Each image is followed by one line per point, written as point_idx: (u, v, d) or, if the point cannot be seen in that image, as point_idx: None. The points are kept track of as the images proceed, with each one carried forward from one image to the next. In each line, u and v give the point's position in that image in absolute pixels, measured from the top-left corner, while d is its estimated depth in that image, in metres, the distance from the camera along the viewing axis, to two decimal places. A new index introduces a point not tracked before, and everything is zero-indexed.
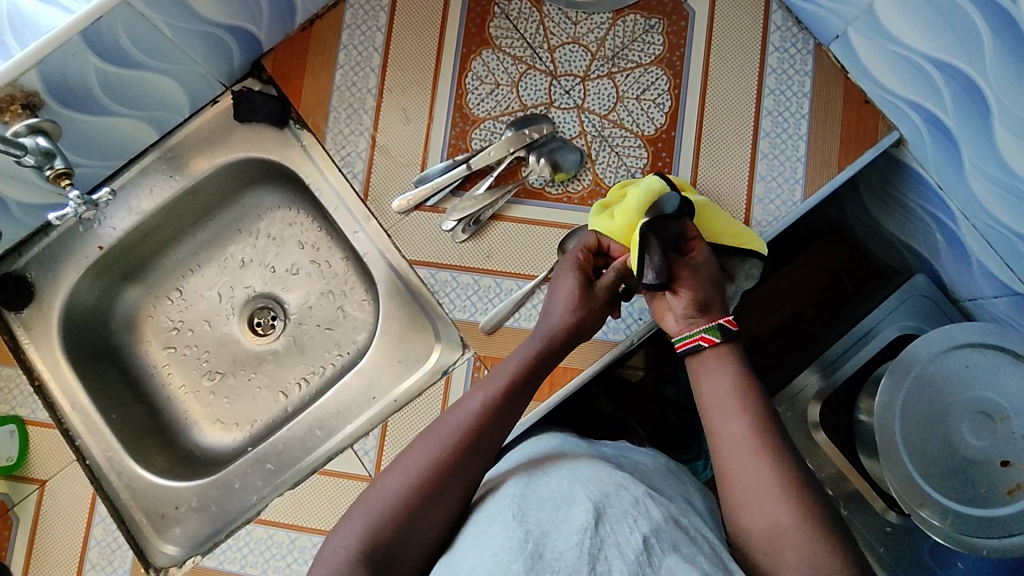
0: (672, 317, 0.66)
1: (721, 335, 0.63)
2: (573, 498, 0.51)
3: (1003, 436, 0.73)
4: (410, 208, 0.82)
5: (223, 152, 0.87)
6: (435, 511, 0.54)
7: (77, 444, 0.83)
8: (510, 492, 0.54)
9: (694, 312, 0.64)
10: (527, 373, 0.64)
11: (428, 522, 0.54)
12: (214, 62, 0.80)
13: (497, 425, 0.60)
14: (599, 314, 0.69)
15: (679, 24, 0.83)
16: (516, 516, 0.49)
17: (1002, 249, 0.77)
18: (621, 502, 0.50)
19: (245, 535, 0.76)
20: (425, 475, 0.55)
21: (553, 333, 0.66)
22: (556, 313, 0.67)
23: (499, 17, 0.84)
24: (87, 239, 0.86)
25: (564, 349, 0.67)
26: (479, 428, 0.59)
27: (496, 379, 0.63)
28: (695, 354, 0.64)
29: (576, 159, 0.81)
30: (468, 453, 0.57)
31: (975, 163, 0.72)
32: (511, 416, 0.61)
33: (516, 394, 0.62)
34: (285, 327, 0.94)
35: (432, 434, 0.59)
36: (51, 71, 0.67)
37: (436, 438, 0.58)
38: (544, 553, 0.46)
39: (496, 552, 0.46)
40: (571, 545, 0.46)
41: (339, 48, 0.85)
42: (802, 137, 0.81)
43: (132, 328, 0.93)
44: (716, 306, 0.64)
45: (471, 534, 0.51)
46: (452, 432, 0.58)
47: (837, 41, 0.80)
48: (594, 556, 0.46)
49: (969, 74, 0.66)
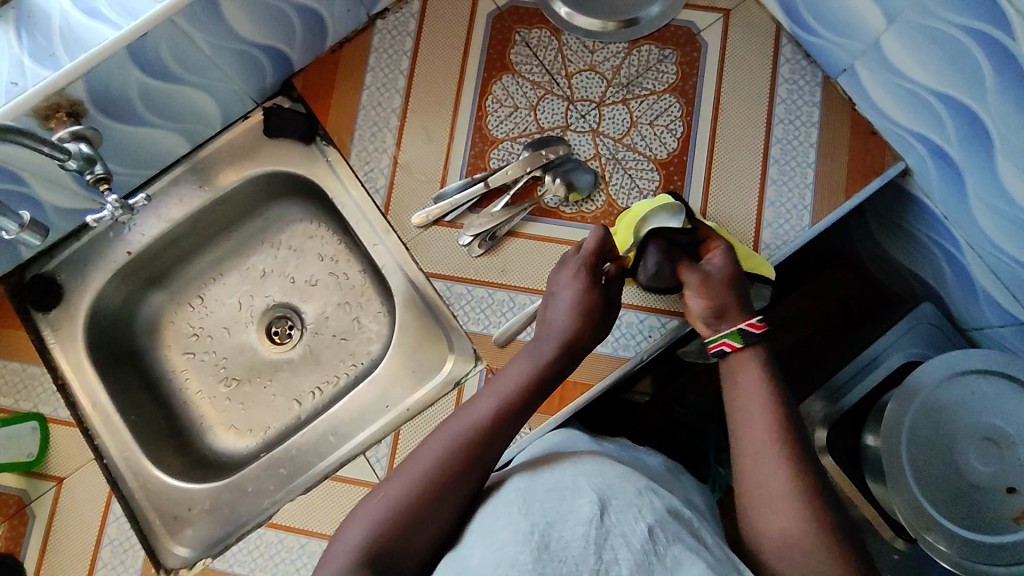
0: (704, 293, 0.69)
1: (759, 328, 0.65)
2: (578, 490, 0.52)
3: (1009, 461, 0.74)
4: (428, 223, 0.85)
5: (251, 165, 0.90)
6: (435, 520, 0.53)
7: (96, 443, 0.85)
8: (514, 486, 0.55)
9: (714, 318, 0.68)
10: (533, 383, 0.63)
11: (428, 531, 0.53)
12: (247, 80, 0.84)
13: (502, 434, 0.59)
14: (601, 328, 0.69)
15: (692, 55, 0.87)
16: (521, 509, 0.50)
17: (1006, 278, 0.79)
18: (626, 495, 0.52)
19: (256, 539, 0.78)
20: (427, 484, 0.55)
21: (557, 344, 0.66)
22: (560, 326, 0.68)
23: (519, 45, 0.88)
24: (116, 244, 0.89)
25: (569, 361, 0.67)
26: (483, 435, 0.58)
27: (500, 387, 0.62)
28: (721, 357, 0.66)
29: (589, 180, 0.84)
30: (470, 462, 0.56)
31: (978, 193, 0.74)
32: (516, 425, 0.60)
33: (522, 405, 0.61)
34: (301, 336, 0.97)
35: (433, 442, 0.58)
36: (96, 82, 0.71)
37: (437, 446, 0.57)
38: (550, 544, 0.46)
39: (503, 545, 0.47)
40: (577, 535, 0.47)
41: (366, 70, 0.89)
42: (810, 165, 0.84)
43: (153, 333, 0.96)
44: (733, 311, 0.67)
45: (475, 529, 0.52)
46: (454, 440, 0.57)
47: (844, 74, 0.83)
48: (600, 546, 0.47)
49: (971, 107, 0.68)
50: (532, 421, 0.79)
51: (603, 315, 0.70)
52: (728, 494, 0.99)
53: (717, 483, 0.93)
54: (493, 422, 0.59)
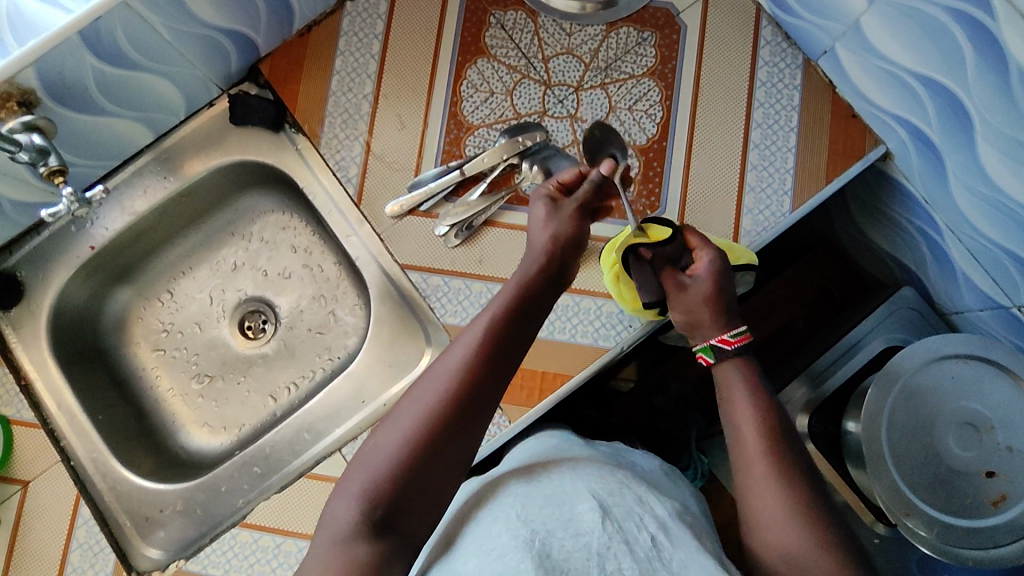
0: (693, 308, 0.66)
1: (736, 339, 0.64)
2: (576, 495, 0.52)
3: (988, 445, 0.75)
4: (403, 213, 0.82)
5: (218, 155, 0.87)
6: (445, 455, 0.52)
7: (63, 445, 0.82)
8: (512, 491, 0.55)
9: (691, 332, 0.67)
10: (517, 306, 0.61)
11: (434, 475, 0.51)
12: (211, 65, 0.81)
13: (497, 360, 0.57)
14: (580, 224, 0.69)
15: (671, 37, 0.85)
16: (519, 515, 0.51)
17: (986, 262, 0.78)
18: (624, 502, 0.52)
19: (230, 539, 0.76)
20: (424, 425, 0.52)
21: (540, 263, 0.65)
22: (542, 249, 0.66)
23: (494, 27, 0.86)
24: (78, 239, 0.85)
25: (556, 282, 0.66)
26: (477, 365, 0.56)
27: (487, 313, 0.60)
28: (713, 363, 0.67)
29: (618, 156, 0.82)
30: (469, 396, 0.54)
31: (960, 177, 0.73)
32: (513, 351, 0.58)
33: (513, 327, 0.59)
34: (275, 331, 0.94)
35: (425, 380, 0.56)
36: (48, 69, 0.67)
37: (431, 382, 0.55)
38: (551, 553, 0.47)
39: (503, 553, 0.47)
40: (579, 546, 0.48)
41: (336, 55, 0.86)
42: (791, 150, 0.82)
43: (121, 330, 0.93)
44: (709, 325, 0.65)
45: (472, 533, 0.52)
46: (446, 376, 0.55)
47: (825, 56, 0.81)
48: (603, 555, 0.47)
49: (952, 90, 0.67)
50: (511, 413, 0.78)
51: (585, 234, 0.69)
52: (711, 482, 0.99)
53: (699, 470, 0.95)
54: (485, 347, 0.57)
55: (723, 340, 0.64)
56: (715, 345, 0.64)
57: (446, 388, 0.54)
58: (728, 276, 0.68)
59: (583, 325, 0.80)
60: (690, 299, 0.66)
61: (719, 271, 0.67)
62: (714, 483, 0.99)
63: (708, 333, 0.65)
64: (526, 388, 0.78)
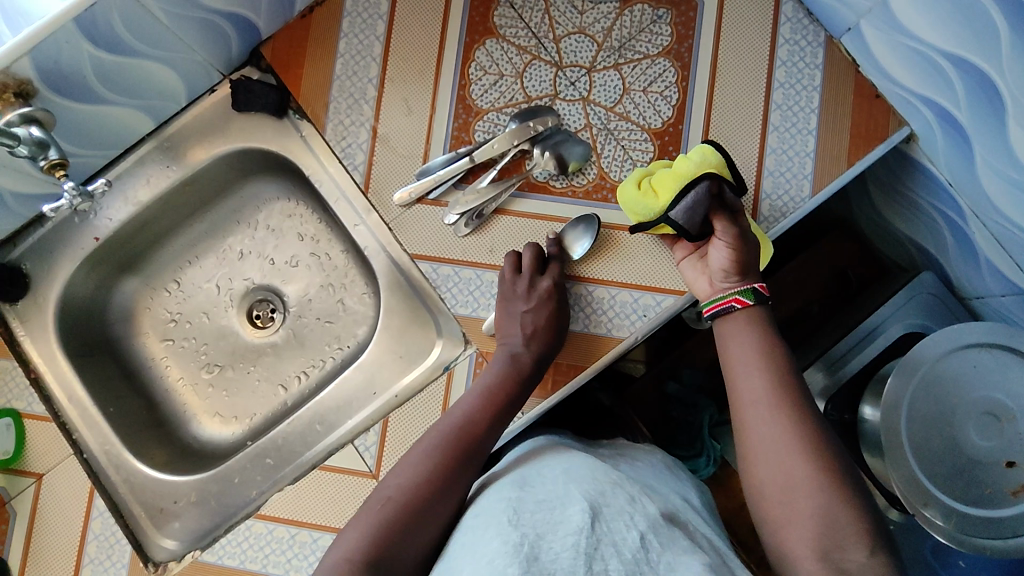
0: (705, 278, 0.71)
1: (753, 298, 0.67)
2: (568, 498, 0.55)
3: (1010, 435, 0.73)
4: (411, 202, 0.81)
5: (222, 142, 0.85)
6: (426, 523, 0.57)
7: (75, 438, 0.82)
8: (505, 493, 0.58)
9: (733, 274, 0.68)
10: (492, 400, 0.70)
11: (414, 540, 0.56)
12: (212, 50, 0.79)
13: (478, 445, 0.65)
14: (558, 326, 0.75)
15: (687, 15, 0.82)
16: (511, 519, 0.53)
17: (1012, 247, 0.76)
18: (617, 501, 0.55)
19: (244, 530, 0.76)
20: (410, 494, 0.58)
21: (515, 360, 0.73)
22: (516, 335, 0.74)
23: (503, 6, 0.82)
24: (82, 230, 0.84)
25: (527, 381, 0.73)
26: (457, 451, 0.63)
27: (460, 412, 0.68)
28: (726, 315, 0.67)
29: (535, 129, 0.79)
30: (448, 476, 0.61)
31: (987, 160, 0.71)
32: (485, 441, 0.66)
33: (494, 415, 0.69)
34: (284, 319, 0.93)
35: (406, 464, 0.63)
36: (44, 58, 0.65)
37: (415, 460, 0.62)
38: (539, 556, 0.49)
39: (492, 558, 0.49)
40: (567, 545, 0.50)
41: (340, 37, 0.83)
42: (812, 132, 0.80)
43: (129, 320, 0.92)
44: (750, 272, 0.68)
45: (459, 541, 0.55)
46: (427, 459, 0.62)
47: (848, 34, 0.78)
48: (591, 555, 0.50)
49: (984, 71, 0.64)
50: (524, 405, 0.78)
51: (560, 319, 0.75)
52: (722, 467, 0.99)
53: (710, 456, 0.96)
54: (467, 431, 0.66)
55: (741, 301, 0.67)
56: (730, 306, 0.67)
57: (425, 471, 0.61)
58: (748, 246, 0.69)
59: (595, 317, 0.78)
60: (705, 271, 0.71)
61: (738, 226, 0.69)
62: (726, 469, 0.99)
63: (751, 279, 0.68)
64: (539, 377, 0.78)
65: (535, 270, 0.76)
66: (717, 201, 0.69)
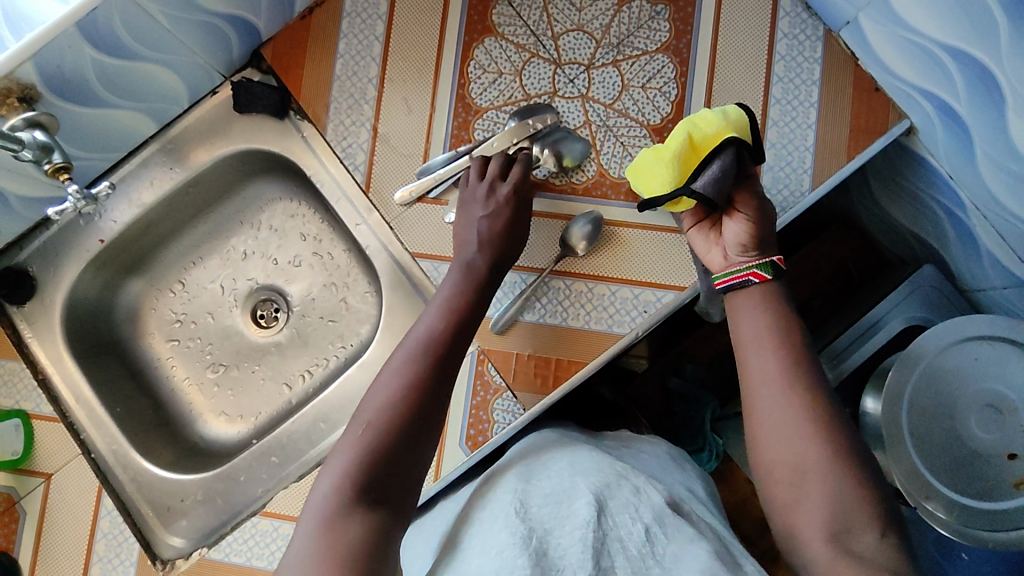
0: (719, 249, 0.68)
1: (772, 272, 0.64)
2: (574, 492, 0.56)
3: (1011, 427, 0.73)
4: (412, 201, 0.81)
5: (224, 143, 0.86)
6: (410, 441, 0.58)
7: (83, 438, 0.83)
8: (512, 486, 0.59)
9: (750, 246, 0.65)
10: (460, 308, 0.70)
11: (405, 459, 0.57)
12: (213, 53, 0.79)
13: (450, 354, 0.65)
14: (513, 232, 0.76)
15: (685, 10, 0.82)
16: (519, 512, 0.54)
17: (1013, 239, 0.76)
18: (622, 494, 0.56)
19: (250, 528, 0.77)
20: (390, 417, 0.59)
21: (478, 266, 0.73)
22: (474, 247, 0.74)
23: (501, 5, 0.83)
24: (87, 233, 0.85)
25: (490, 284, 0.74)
26: (429, 364, 0.63)
27: (427, 325, 0.68)
28: (742, 289, 0.64)
29: (535, 127, 0.79)
30: (423, 389, 0.61)
31: (986, 152, 0.71)
32: (458, 346, 0.67)
33: (462, 322, 0.68)
34: (287, 319, 0.94)
35: (380, 383, 0.62)
36: (47, 63, 0.66)
37: (389, 378, 0.62)
38: (548, 551, 0.51)
39: (501, 550, 0.51)
40: (574, 541, 0.51)
41: (339, 38, 0.83)
42: (811, 126, 0.80)
43: (135, 321, 0.93)
44: (767, 242, 0.66)
45: (472, 533, 0.56)
46: (399, 375, 0.62)
47: (847, 27, 0.78)
48: (598, 551, 0.51)
49: (983, 63, 0.64)
50: (525, 402, 0.78)
51: (514, 229, 0.76)
52: (725, 462, 0.99)
53: (714, 451, 0.95)
54: (437, 341, 0.66)
55: (759, 275, 0.64)
56: (747, 280, 0.64)
57: (400, 390, 0.61)
58: (766, 216, 0.66)
59: (596, 312, 0.78)
60: (722, 241, 0.68)
61: (758, 195, 0.66)
62: (729, 463, 0.99)
63: (768, 252, 0.66)
64: (540, 374, 0.78)
65: (498, 177, 0.77)
66: (740, 170, 0.65)
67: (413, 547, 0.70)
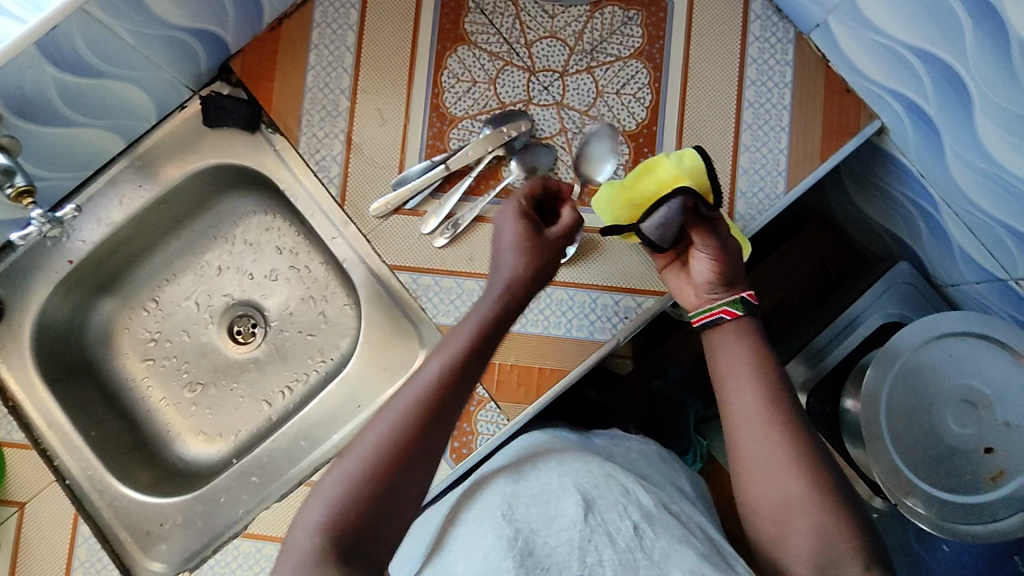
0: (690, 289, 0.71)
1: (741, 308, 0.66)
2: (562, 491, 0.55)
3: (986, 421, 0.74)
4: (388, 211, 0.80)
5: (194, 159, 0.84)
6: (406, 488, 0.53)
7: (56, 464, 0.81)
8: (500, 489, 0.58)
9: (714, 286, 0.68)
10: (480, 338, 0.58)
11: (396, 507, 0.53)
12: (180, 67, 0.78)
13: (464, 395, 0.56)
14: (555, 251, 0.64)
15: (657, 15, 0.82)
16: (505, 514, 0.54)
17: (983, 236, 0.77)
18: (610, 493, 0.55)
19: (233, 550, 0.79)
20: (387, 460, 0.52)
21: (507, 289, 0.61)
22: (504, 263, 0.62)
23: (473, 12, 0.82)
24: (54, 253, 0.83)
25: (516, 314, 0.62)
26: (437, 402, 0.55)
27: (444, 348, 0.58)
28: (713, 326, 0.67)
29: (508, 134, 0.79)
30: (428, 431, 0.54)
31: (955, 150, 0.72)
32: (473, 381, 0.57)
33: (477, 363, 0.57)
34: (265, 334, 0.93)
35: (382, 413, 0.55)
36: (7, 83, 0.64)
37: (392, 414, 0.54)
38: (534, 550, 0.51)
39: (487, 553, 0.50)
40: (561, 541, 0.51)
41: (310, 49, 0.82)
42: (785, 129, 0.80)
43: (108, 342, 0.91)
44: (733, 280, 0.68)
45: (458, 538, 0.55)
46: (403, 410, 0.54)
47: (817, 30, 0.78)
48: (584, 549, 0.51)
49: (950, 64, 0.65)
50: (509, 411, 0.78)
51: (552, 241, 0.64)
52: (710, 463, 0.99)
53: (697, 453, 0.95)
54: (451, 376, 0.56)
55: (729, 312, 0.66)
56: (719, 318, 0.66)
57: (400, 428, 0.54)
58: (729, 255, 0.67)
59: (578, 319, 0.78)
60: (691, 280, 0.70)
61: (720, 233, 0.67)
62: (714, 464, 0.99)
63: (737, 288, 0.67)
64: (524, 383, 0.77)
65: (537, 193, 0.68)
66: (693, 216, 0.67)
67: (399, 562, 0.70)
